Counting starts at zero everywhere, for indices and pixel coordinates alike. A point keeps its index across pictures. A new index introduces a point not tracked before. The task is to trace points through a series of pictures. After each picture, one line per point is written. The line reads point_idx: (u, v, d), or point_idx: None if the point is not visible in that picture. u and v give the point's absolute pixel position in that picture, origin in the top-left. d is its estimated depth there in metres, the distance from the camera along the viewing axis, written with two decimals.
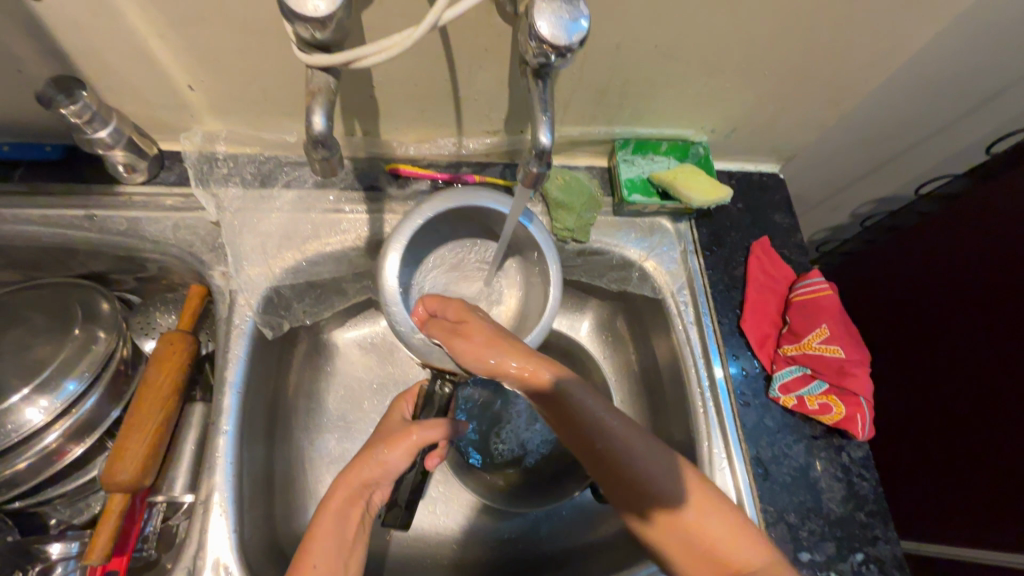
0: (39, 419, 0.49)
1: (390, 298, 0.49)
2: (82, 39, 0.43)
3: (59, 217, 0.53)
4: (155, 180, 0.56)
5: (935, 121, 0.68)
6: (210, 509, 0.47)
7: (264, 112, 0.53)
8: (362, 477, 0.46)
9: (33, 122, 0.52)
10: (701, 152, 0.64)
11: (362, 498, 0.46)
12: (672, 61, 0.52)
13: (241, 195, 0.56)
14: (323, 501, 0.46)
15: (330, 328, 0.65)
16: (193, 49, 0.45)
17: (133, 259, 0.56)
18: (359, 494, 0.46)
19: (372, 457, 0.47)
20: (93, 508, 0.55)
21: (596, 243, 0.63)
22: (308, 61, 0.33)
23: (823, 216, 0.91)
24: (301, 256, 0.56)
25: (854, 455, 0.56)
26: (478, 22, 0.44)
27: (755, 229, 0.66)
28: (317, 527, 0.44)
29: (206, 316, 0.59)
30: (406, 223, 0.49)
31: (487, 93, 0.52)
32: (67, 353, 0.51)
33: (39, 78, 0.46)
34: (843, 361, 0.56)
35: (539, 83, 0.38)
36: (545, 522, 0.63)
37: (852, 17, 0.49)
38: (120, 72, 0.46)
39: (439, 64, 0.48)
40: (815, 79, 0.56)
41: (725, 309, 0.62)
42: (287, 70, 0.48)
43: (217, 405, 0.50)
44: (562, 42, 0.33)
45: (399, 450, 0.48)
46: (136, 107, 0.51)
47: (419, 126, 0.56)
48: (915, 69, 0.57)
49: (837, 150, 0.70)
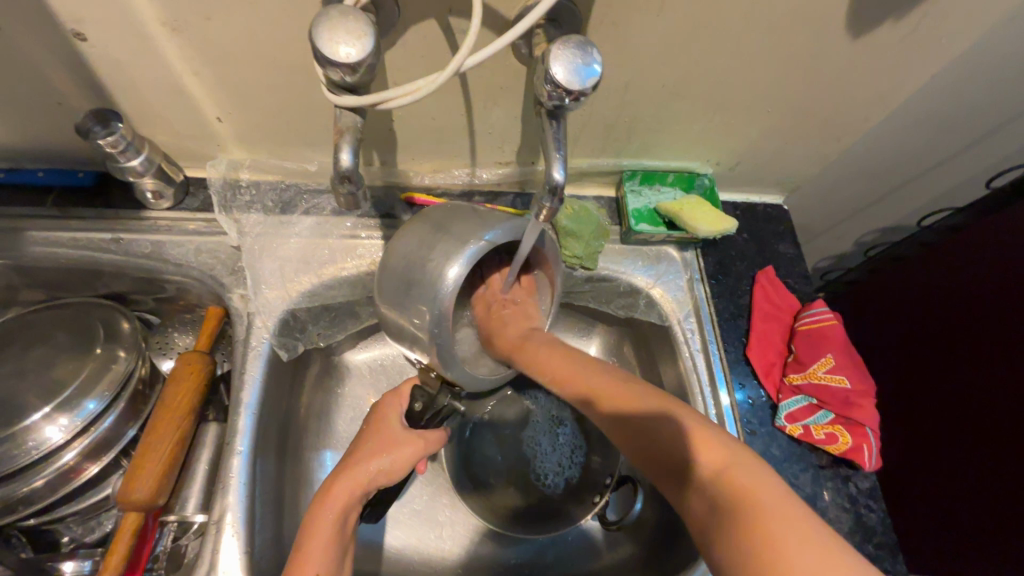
0: (59, 437, 0.50)
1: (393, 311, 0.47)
2: (121, 75, 0.45)
3: (87, 240, 0.55)
4: (180, 205, 0.58)
5: (935, 156, 0.69)
6: (223, 529, 0.48)
7: (288, 143, 0.55)
8: (360, 485, 0.47)
9: (68, 150, 0.54)
10: (706, 183, 0.65)
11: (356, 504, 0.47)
12: (679, 99, 0.54)
13: (261, 221, 0.58)
14: (319, 501, 0.46)
15: (341, 350, 0.66)
16: (225, 85, 0.47)
17: (154, 281, 0.57)
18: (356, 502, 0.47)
19: (373, 468, 0.48)
20: (104, 527, 0.56)
21: (603, 270, 0.64)
22: (337, 102, 0.36)
23: (827, 246, 0.93)
24: (318, 280, 0.58)
25: (861, 486, 0.57)
26: (494, 62, 0.46)
27: (760, 258, 0.67)
28: (312, 530, 0.44)
29: (222, 338, 0.61)
30: (410, 239, 0.46)
31: (501, 127, 0.54)
32: (88, 372, 0.53)
33: (77, 109, 0.49)
34: (848, 391, 0.56)
35: (553, 124, 0.40)
36: (551, 548, 0.63)
37: (852, 59, 0.51)
38: (154, 105, 0.49)
39: (456, 100, 0.50)
40: (816, 116, 0.58)
41: (731, 337, 0.62)
42: (311, 104, 0.50)
43: (232, 426, 0.51)
44: (574, 87, 0.35)
45: (399, 464, 0.49)
46: (166, 136, 0.53)
47: (434, 157, 0.58)
48: (914, 108, 0.59)
49: (839, 183, 0.72)
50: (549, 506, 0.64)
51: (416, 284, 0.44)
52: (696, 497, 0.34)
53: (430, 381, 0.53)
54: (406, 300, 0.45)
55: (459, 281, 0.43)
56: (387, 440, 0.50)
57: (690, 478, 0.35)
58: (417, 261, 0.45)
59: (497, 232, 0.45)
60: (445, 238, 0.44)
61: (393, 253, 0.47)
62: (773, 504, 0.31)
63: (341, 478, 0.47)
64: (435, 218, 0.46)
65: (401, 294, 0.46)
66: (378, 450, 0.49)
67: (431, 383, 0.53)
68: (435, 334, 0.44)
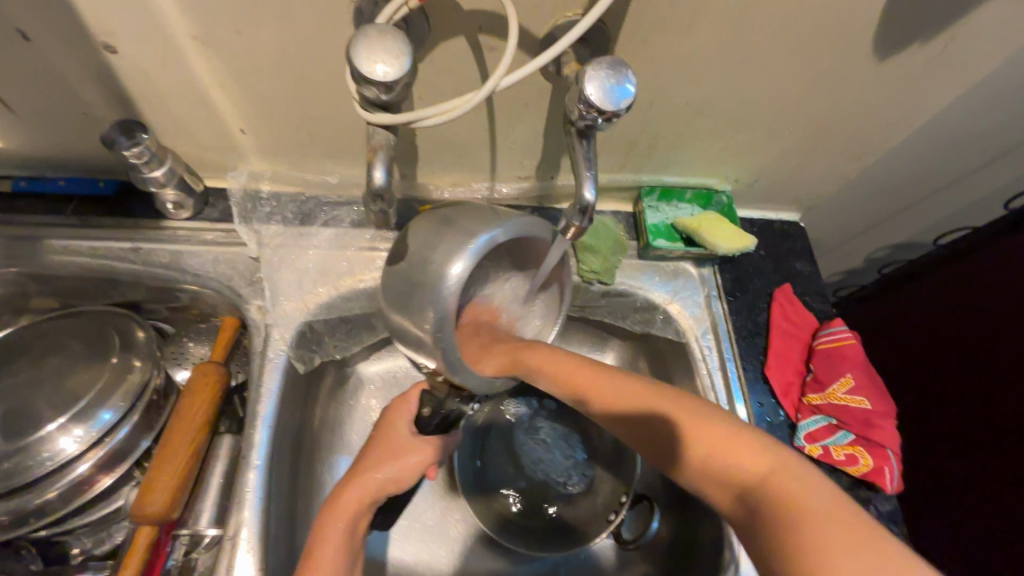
0: (73, 448, 0.49)
1: (396, 310, 0.43)
2: (149, 87, 0.46)
3: (105, 248, 0.55)
4: (199, 215, 0.58)
5: (952, 175, 0.69)
6: (238, 545, 0.47)
7: (309, 155, 0.55)
8: (367, 495, 0.47)
9: (91, 159, 0.54)
10: (724, 200, 0.65)
11: (365, 514, 0.47)
12: (701, 117, 0.54)
13: (280, 232, 0.58)
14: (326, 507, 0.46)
15: (355, 362, 0.66)
16: (251, 98, 0.47)
17: (170, 290, 0.57)
18: (362, 513, 0.46)
19: (379, 478, 0.48)
20: (115, 539, 0.55)
21: (621, 285, 0.64)
22: (370, 119, 0.35)
23: (841, 262, 0.92)
24: (335, 292, 0.58)
25: (883, 509, 0.56)
26: (521, 79, 0.46)
27: (777, 276, 0.67)
28: (318, 539, 0.44)
29: (237, 348, 0.60)
30: (418, 230, 0.43)
31: (523, 143, 0.54)
32: (104, 382, 0.52)
33: (101, 120, 0.49)
34: (869, 412, 0.56)
35: (582, 143, 0.40)
36: (564, 566, 0.62)
37: (875, 82, 0.51)
38: (178, 116, 0.49)
39: (480, 115, 0.50)
40: (838, 135, 0.58)
41: (749, 355, 0.62)
42: (335, 118, 0.50)
43: (248, 439, 0.51)
44: (609, 107, 0.35)
45: (404, 473, 0.49)
46: (189, 147, 0.53)
47: (454, 171, 0.58)
48: (934, 129, 0.59)
49: (856, 201, 0.72)
50: (562, 525, 0.64)
51: (420, 284, 0.41)
52: (739, 506, 0.33)
53: (438, 387, 0.52)
54: (410, 302, 0.42)
55: (463, 278, 0.40)
56: (391, 449, 0.49)
57: (730, 487, 0.33)
58: (421, 260, 0.42)
59: (504, 228, 0.42)
60: (449, 234, 0.41)
61: (396, 256, 0.44)
62: (818, 506, 0.29)
63: (347, 488, 0.47)
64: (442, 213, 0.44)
65: (402, 298, 0.43)
66: (383, 460, 0.49)
67: (438, 388, 0.52)
68: (439, 337, 0.41)
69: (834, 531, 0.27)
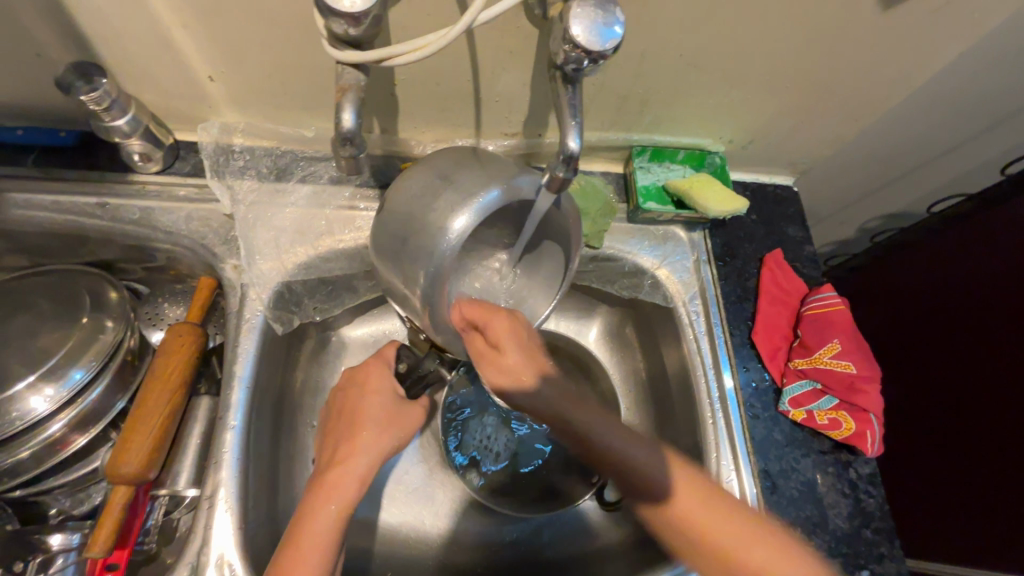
0: (44, 408, 0.48)
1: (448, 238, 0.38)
2: (107, 24, 0.42)
3: (72, 204, 0.53)
4: (169, 169, 0.55)
5: (947, 141, 0.68)
6: (216, 505, 0.47)
7: (282, 106, 0.52)
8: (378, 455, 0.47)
9: (53, 107, 0.51)
10: (717, 161, 0.63)
11: (371, 456, 0.46)
12: (695, 70, 0.51)
13: (256, 188, 0.56)
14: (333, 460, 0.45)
15: (338, 325, 0.64)
16: (218, 43, 0.45)
17: (142, 249, 0.55)
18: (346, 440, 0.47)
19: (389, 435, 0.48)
20: (94, 500, 0.55)
21: (609, 249, 0.62)
22: (339, 57, 0.34)
23: (833, 229, 0.91)
24: (314, 251, 0.56)
25: (862, 471, 0.56)
26: (507, 23, 0.43)
27: (768, 242, 0.66)
28: (344, 450, 0.46)
29: (214, 309, 0.59)
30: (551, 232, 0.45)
31: (509, 95, 0.52)
32: (74, 342, 0.50)
33: (56, 63, 0.46)
34: (854, 377, 0.56)
35: (568, 89, 0.38)
36: (548, 528, 0.62)
37: (876, 34, 0.49)
38: (140, 61, 0.46)
39: (463, 65, 0.48)
40: (836, 94, 0.56)
41: (736, 320, 0.61)
42: (310, 66, 0.47)
43: (225, 400, 0.50)
44: (596, 48, 0.33)
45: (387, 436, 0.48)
46: (156, 96, 0.51)
47: (437, 126, 0.56)
48: (936, 88, 0.57)
49: (851, 166, 0.70)
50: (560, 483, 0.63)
51: (419, 224, 0.40)
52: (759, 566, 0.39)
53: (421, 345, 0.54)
54: (412, 244, 0.40)
55: (463, 234, 0.39)
56: (386, 413, 0.48)
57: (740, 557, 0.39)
58: (422, 206, 0.40)
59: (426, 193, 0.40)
60: (448, 188, 0.39)
61: (425, 198, 0.40)
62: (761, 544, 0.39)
63: (368, 416, 0.48)
64: (433, 165, 0.41)
65: (405, 237, 0.41)
66: (389, 423, 0.48)
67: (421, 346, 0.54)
68: (429, 279, 0.39)
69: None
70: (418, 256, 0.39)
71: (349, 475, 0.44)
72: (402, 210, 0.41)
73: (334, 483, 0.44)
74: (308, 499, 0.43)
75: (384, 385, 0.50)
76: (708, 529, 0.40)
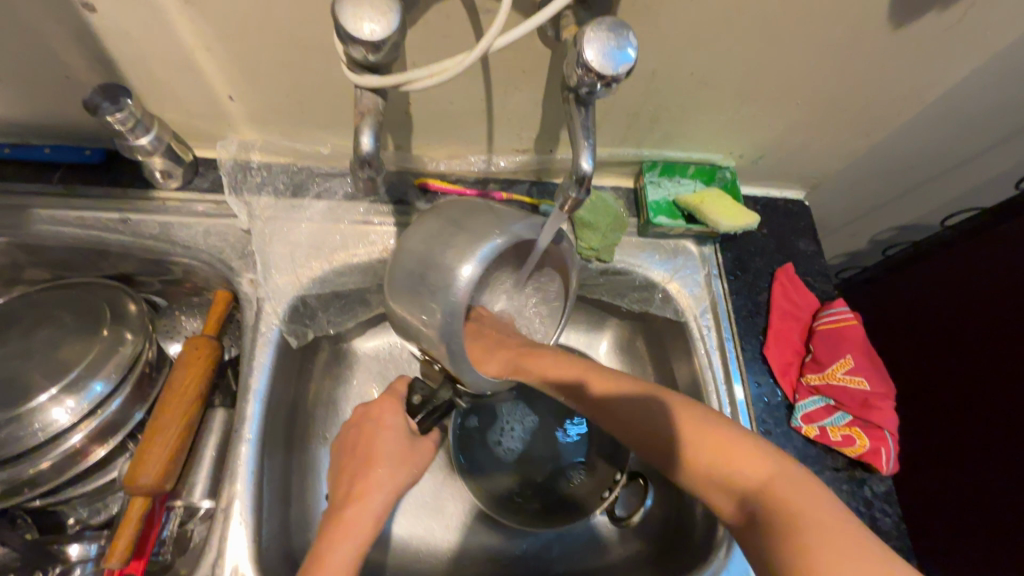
0: (65, 419, 0.49)
1: (461, 279, 0.41)
2: (133, 48, 0.44)
3: (95, 219, 0.54)
4: (189, 185, 0.57)
5: (959, 155, 0.67)
6: (230, 518, 0.47)
7: (299, 124, 0.54)
8: (396, 489, 0.47)
9: (80, 126, 0.53)
10: (728, 176, 0.63)
11: (386, 492, 0.46)
12: (705, 88, 0.52)
13: (272, 204, 0.57)
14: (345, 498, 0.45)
15: (350, 338, 0.65)
16: (240, 65, 0.46)
17: (160, 262, 0.56)
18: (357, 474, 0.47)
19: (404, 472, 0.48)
20: (110, 509, 0.55)
21: (619, 263, 0.63)
22: (358, 81, 0.35)
23: (844, 241, 0.91)
24: (328, 266, 0.57)
25: (878, 489, 0.56)
26: (520, 44, 0.44)
27: (779, 256, 0.65)
28: (357, 486, 0.46)
29: (230, 322, 0.60)
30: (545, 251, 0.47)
31: (521, 113, 0.52)
32: (95, 354, 0.51)
33: (84, 84, 0.48)
34: (867, 393, 0.55)
35: (581, 110, 0.39)
36: (557, 543, 0.62)
37: (886, 52, 0.49)
38: (164, 82, 0.48)
39: (476, 85, 0.48)
40: (847, 110, 0.56)
41: (748, 335, 0.61)
42: (326, 86, 0.48)
43: (241, 413, 0.50)
44: (608, 72, 0.34)
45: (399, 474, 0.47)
46: (178, 115, 0.52)
47: (450, 143, 0.57)
48: (947, 104, 0.57)
49: (862, 180, 0.70)
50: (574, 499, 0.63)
51: (432, 266, 0.42)
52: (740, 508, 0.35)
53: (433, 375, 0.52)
54: (423, 284, 0.42)
55: (473, 280, 0.41)
56: (400, 452, 0.48)
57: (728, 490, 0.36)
58: (430, 246, 0.42)
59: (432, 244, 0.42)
60: (457, 233, 0.42)
61: (433, 241, 0.42)
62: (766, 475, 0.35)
63: (382, 450, 0.48)
64: (445, 211, 0.44)
65: (417, 279, 0.43)
66: (404, 460, 0.48)
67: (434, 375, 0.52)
68: (445, 317, 0.42)
69: (816, 542, 0.30)
70: (437, 289, 0.42)
71: (366, 511, 0.44)
72: (417, 249, 0.43)
73: (352, 519, 0.44)
74: (324, 538, 0.43)
75: (393, 421, 0.50)
76: (726, 467, 0.36)
